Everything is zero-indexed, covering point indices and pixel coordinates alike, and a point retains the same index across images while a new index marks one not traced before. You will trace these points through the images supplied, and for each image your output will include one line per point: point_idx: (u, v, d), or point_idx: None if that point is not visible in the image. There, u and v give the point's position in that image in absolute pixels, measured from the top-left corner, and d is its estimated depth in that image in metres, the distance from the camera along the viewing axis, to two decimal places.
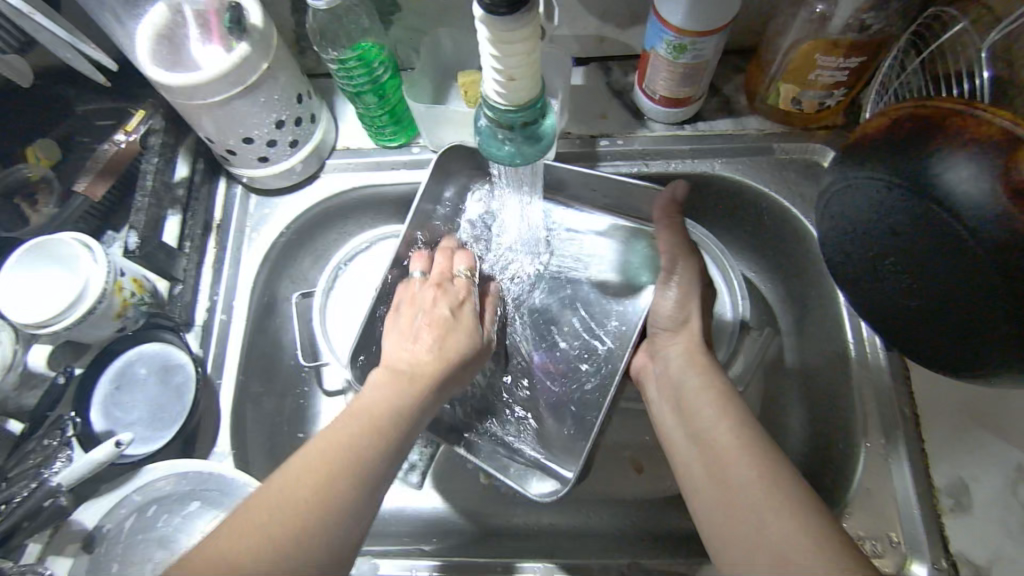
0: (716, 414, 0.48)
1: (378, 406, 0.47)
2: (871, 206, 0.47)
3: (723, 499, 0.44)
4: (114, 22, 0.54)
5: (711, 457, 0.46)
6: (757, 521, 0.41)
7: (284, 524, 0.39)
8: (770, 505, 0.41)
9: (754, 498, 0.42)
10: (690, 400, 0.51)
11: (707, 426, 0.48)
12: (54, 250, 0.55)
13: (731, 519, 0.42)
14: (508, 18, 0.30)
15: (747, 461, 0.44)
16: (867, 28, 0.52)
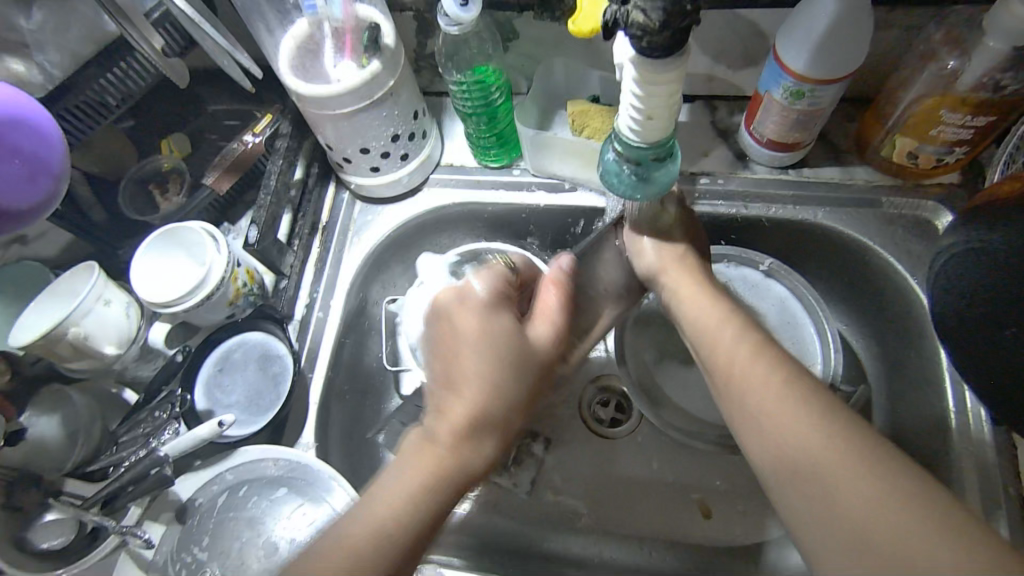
0: (771, 378, 0.43)
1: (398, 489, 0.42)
2: (992, 271, 0.48)
3: (797, 471, 0.39)
4: (264, 34, 0.59)
5: (720, 366, 0.46)
6: (839, 494, 0.37)
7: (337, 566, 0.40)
8: (852, 476, 0.37)
9: (761, 401, 0.42)
10: (690, 314, 0.50)
11: (711, 338, 0.48)
12: (181, 235, 0.59)
13: (808, 495, 0.38)
14: (661, 60, 0.31)
15: (817, 430, 0.39)
16: (1002, 88, 0.50)
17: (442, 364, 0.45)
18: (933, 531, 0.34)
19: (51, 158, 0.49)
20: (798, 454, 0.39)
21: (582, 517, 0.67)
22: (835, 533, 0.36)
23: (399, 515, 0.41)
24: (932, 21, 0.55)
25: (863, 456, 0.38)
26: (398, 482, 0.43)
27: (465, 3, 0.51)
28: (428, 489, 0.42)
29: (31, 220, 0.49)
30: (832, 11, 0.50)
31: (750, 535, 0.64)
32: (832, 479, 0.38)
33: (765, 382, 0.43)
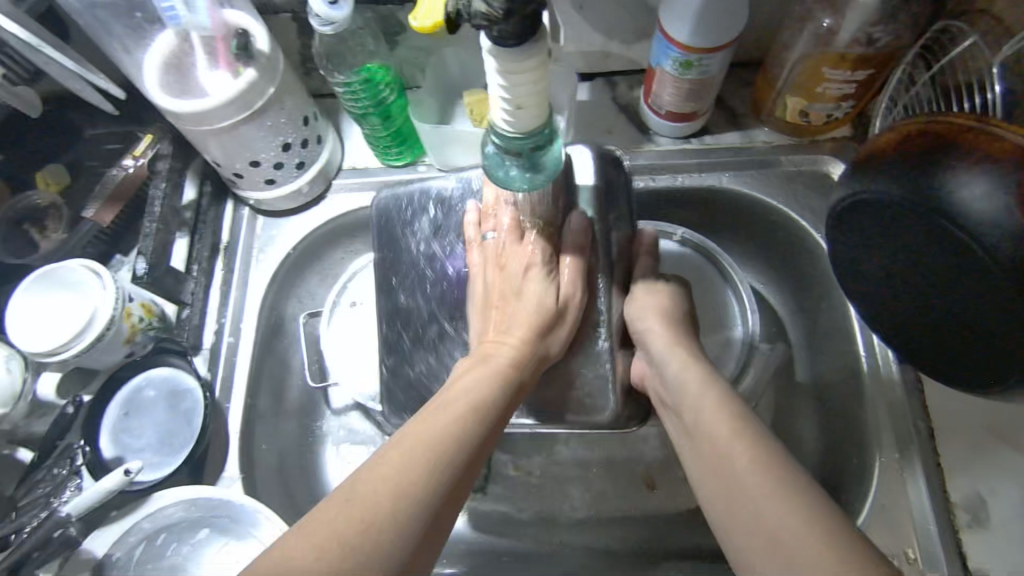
0: (746, 447, 0.43)
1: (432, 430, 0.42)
2: (888, 222, 0.47)
3: (711, 461, 0.45)
4: (123, 52, 0.54)
5: (714, 454, 0.45)
6: (733, 484, 0.43)
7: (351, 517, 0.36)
8: (749, 469, 0.42)
9: (754, 485, 0.41)
10: (686, 402, 0.49)
11: (704, 422, 0.47)
12: (58, 276, 0.55)
13: (716, 482, 0.44)
14: (515, 49, 0.30)
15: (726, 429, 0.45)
16: (875, 41, 0.52)
17: (500, 320, 0.52)
18: (814, 522, 0.38)
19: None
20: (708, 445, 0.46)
21: (530, 508, 0.67)
22: (732, 511, 0.42)
23: (421, 466, 0.39)
24: None
25: (757, 451, 0.43)
26: (422, 449, 0.40)
27: (335, 0, 0.49)
28: (455, 442, 0.42)
29: None
30: None
31: (693, 500, 0.65)
32: (746, 479, 0.42)
33: (695, 394, 0.49)
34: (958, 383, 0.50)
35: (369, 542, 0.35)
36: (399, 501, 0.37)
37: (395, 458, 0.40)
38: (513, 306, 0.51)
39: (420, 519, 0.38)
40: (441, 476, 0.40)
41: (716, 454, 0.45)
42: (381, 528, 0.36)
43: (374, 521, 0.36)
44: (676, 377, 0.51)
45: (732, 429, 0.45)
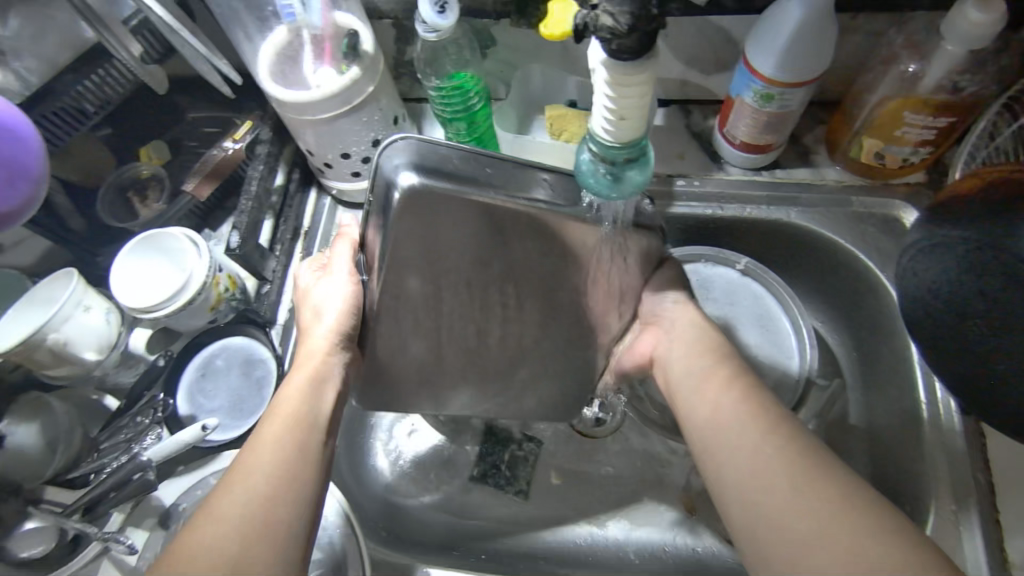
0: (807, 488, 0.39)
1: (286, 405, 0.45)
2: (963, 264, 0.49)
3: (764, 487, 0.41)
4: (245, 41, 0.59)
5: (763, 486, 0.41)
6: (776, 489, 0.40)
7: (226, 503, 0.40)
8: (795, 479, 0.40)
9: (831, 530, 0.37)
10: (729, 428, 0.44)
11: (751, 452, 0.42)
12: (162, 242, 0.59)
13: (747, 481, 0.41)
14: (628, 63, 0.32)
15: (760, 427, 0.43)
16: (960, 90, 0.53)
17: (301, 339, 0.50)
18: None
19: (30, 162, 0.49)
20: (738, 446, 0.43)
21: (567, 517, 0.68)
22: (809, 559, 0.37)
23: (275, 441, 0.43)
24: (893, 27, 0.57)
25: (817, 478, 0.39)
26: (270, 431, 0.44)
27: (443, 10, 0.52)
28: (301, 412, 0.45)
29: (8, 224, 0.50)
30: (798, 14, 0.51)
31: None
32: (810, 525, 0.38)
33: (723, 386, 0.46)
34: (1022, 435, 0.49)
35: (238, 513, 0.39)
36: (264, 474, 0.41)
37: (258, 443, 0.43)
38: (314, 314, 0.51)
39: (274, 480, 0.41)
40: (302, 449, 0.43)
41: (771, 483, 0.40)
42: (248, 496, 0.40)
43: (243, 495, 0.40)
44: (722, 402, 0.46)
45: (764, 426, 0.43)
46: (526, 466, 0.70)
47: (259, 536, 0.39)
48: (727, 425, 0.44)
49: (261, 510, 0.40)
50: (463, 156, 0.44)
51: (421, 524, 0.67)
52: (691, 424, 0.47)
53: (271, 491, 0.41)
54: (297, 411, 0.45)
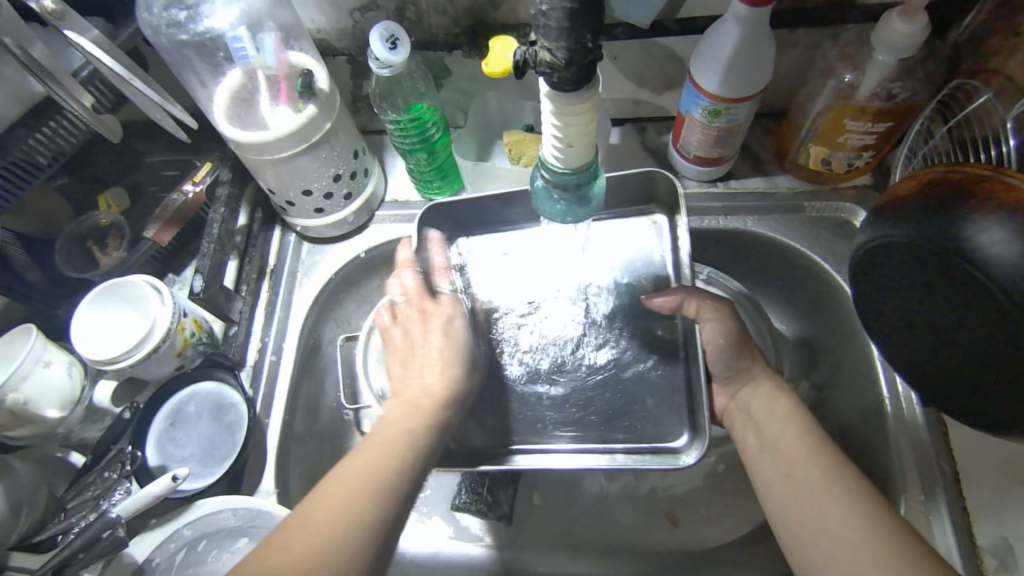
0: (839, 500, 0.45)
1: (402, 428, 0.49)
2: (912, 262, 0.48)
3: (797, 493, 0.47)
4: (199, 86, 0.59)
5: (801, 495, 0.47)
6: (819, 499, 0.46)
7: (349, 506, 0.43)
8: (843, 502, 0.45)
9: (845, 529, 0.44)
10: (784, 454, 0.50)
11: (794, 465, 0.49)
12: (123, 290, 0.58)
13: (796, 502, 0.47)
14: (573, 93, 0.34)
15: (811, 459, 0.48)
16: (893, 96, 0.55)
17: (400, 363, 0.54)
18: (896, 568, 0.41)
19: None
20: (786, 477, 0.48)
21: (551, 538, 0.67)
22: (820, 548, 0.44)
23: (386, 455, 0.46)
24: (828, 40, 0.59)
25: (851, 494, 0.45)
26: (383, 444, 0.47)
27: (393, 46, 0.53)
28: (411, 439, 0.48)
29: None
30: (736, 34, 0.53)
31: (715, 535, 0.66)
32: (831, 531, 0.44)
33: (782, 420, 0.52)
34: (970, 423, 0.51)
35: (353, 519, 0.42)
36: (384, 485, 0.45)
37: (372, 456, 0.46)
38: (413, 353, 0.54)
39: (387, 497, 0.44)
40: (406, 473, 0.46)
41: (806, 490, 0.47)
42: (368, 506, 0.43)
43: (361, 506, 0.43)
44: (773, 430, 0.52)
45: (813, 457, 0.48)
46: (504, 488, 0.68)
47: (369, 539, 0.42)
48: (789, 453, 0.49)
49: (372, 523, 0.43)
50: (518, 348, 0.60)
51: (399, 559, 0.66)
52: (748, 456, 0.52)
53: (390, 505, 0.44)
54: (410, 431, 0.49)
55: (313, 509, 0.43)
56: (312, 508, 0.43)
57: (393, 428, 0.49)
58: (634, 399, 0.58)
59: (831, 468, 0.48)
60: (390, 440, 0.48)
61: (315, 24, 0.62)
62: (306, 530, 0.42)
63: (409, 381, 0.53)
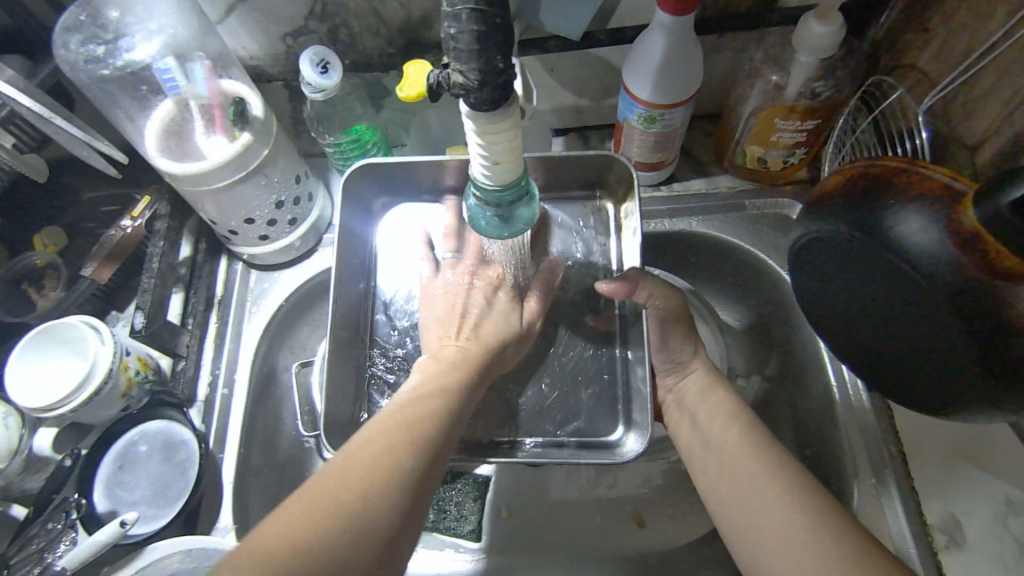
0: (773, 492, 0.45)
1: (432, 387, 0.51)
2: (842, 253, 0.49)
3: (734, 483, 0.47)
4: (125, 119, 0.57)
5: (738, 482, 0.47)
6: (759, 495, 0.45)
7: (400, 448, 0.44)
8: (779, 493, 0.45)
9: (778, 512, 0.44)
10: (722, 453, 0.49)
11: (730, 446, 0.49)
12: (59, 333, 0.56)
13: (736, 497, 0.46)
14: (491, 113, 0.34)
15: (748, 451, 0.48)
16: (818, 95, 0.57)
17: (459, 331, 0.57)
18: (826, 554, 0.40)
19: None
20: (726, 473, 0.48)
21: (522, 550, 0.67)
22: (759, 538, 0.44)
23: (436, 405, 0.49)
24: (754, 44, 0.61)
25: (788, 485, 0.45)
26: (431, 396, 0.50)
27: (325, 70, 0.53)
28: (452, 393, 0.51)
29: None
30: (662, 42, 0.54)
31: (682, 534, 0.67)
32: (767, 523, 0.44)
33: (722, 417, 0.51)
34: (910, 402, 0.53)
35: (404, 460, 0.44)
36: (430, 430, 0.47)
37: (413, 405, 0.48)
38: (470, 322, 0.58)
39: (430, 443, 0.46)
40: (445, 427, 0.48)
41: (737, 480, 0.47)
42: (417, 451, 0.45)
43: (407, 449, 0.45)
44: (710, 424, 0.51)
45: (750, 450, 0.48)
46: (473, 503, 0.68)
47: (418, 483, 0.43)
48: (726, 451, 0.49)
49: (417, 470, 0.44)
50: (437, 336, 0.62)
51: None
52: (692, 452, 0.52)
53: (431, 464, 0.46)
54: (446, 387, 0.51)
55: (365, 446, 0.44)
56: (365, 444, 0.44)
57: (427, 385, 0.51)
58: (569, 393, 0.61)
59: (767, 459, 0.47)
60: (432, 394, 0.50)
61: (247, 51, 0.61)
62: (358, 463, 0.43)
63: (444, 341, 0.57)
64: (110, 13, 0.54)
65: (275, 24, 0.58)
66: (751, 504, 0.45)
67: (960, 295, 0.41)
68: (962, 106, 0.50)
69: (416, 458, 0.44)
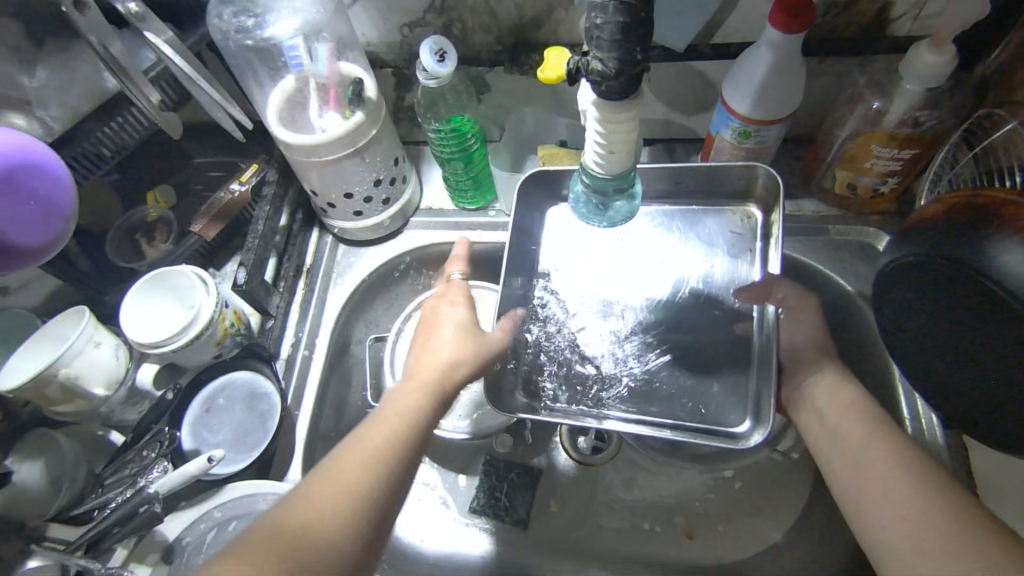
0: (901, 483, 0.43)
1: (399, 411, 0.50)
2: (933, 290, 0.50)
3: (856, 478, 0.46)
4: (256, 89, 0.63)
5: (861, 474, 0.46)
6: (885, 490, 0.44)
7: (346, 492, 0.43)
8: (901, 484, 0.43)
9: (909, 506, 0.42)
10: (848, 444, 0.48)
11: (850, 437, 0.49)
12: (170, 279, 0.61)
13: (867, 493, 0.45)
14: (620, 103, 0.36)
15: (868, 440, 0.47)
16: (920, 124, 0.57)
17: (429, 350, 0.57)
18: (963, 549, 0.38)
19: (60, 197, 0.48)
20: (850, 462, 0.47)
21: (568, 544, 0.68)
22: (891, 535, 0.42)
23: (393, 431, 0.48)
24: (857, 69, 0.61)
25: (915, 476, 0.43)
26: (387, 424, 0.49)
27: (441, 58, 0.56)
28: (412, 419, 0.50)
29: (29, 261, 0.48)
30: (768, 58, 0.55)
31: (732, 552, 0.66)
32: (901, 524, 0.41)
33: (844, 409, 0.51)
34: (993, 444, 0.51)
35: (346, 510, 0.42)
36: (380, 468, 0.46)
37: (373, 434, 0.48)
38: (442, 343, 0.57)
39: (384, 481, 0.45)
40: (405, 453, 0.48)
41: (862, 471, 0.46)
42: (375, 490, 0.44)
43: (365, 487, 0.44)
44: (836, 413, 0.51)
45: (869, 440, 0.47)
46: (522, 493, 0.70)
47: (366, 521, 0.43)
48: (852, 443, 0.48)
49: (368, 507, 0.43)
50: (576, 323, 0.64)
51: (419, 556, 0.67)
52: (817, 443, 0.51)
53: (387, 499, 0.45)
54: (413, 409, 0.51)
55: (311, 487, 0.43)
56: (310, 485, 0.44)
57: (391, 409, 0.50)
58: (700, 387, 0.61)
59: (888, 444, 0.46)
60: (390, 418, 0.49)
61: (366, 38, 0.66)
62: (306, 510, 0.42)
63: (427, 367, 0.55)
64: None
65: (395, 13, 0.62)
66: (883, 499, 0.43)
67: None
68: None
69: (365, 498, 0.44)
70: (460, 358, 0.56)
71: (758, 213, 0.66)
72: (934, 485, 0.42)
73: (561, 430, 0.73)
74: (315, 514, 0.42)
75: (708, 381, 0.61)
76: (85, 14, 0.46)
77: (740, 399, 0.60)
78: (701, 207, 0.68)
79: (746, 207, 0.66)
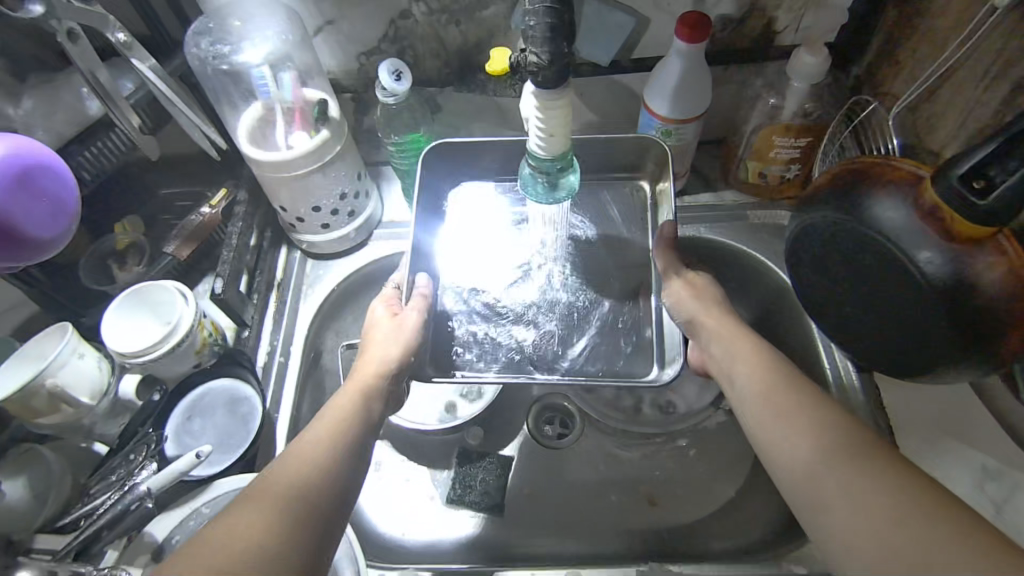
0: (821, 444, 0.44)
1: (342, 409, 0.51)
2: (831, 238, 0.57)
3: (778, 438, 0.46)
4: (229, 112, 0.69)
5: (780, 438, 0.46)
6: (810, 454, 0.44)
7: (298, 482, 0.44)
8: (818, 446, 0.44)
9: (832, 465, 0.43)
10: (759, 404, 0.49)
11: (765, 392, 0.49)
12: (150, 294, 0.65)
13: (792, 458, 0.45)
14: (554, 91, 0.43)
15: (772, 378, 0.50)
16: (809, 115, 0.67)
17: (369, 343, 0.58)
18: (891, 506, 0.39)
19: (66, 201, 0.52)
20: (792, 453, 0.45)
21: (542, 521, 0.72)
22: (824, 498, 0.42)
23: (336, 431, 0.48)
24: (754, 75, 0.72)
25: (835, 434, 0.44)
26: (330, 423, 0.49)
27: (399, 78, 0.63)
28: (350, 420, 0.50)
29: (40, 256, 0.52)
30: (680, 65, 0.64)
31: (692, 512, 0.72)
32: (829, 490, 0.42)
33: (754, 363, 0.52)
34: (895, 369, 0.59)
35: (299, 501, 0.43)
36: (328, 459, 0.46)
37: (321, 431, 0.48)
38: (375, 338, 0.58)
39: (331, 469, 0.46)
40: (348, 447, 0.48)
41: (784, 433, 0.46)
42: (320, 480, 0.45)
43: (311, 473, 0.45)
44: (738, 363, 0.53)
45: (782, 388, 0.49)
46: (496, 479, 0.73)
47: (316, 509, 0.43)
48: (767, 396, 0.49)
49: (322, 496, 0.44)
50: (494, 294, 0.68)
51: (401, 547, 0.70)
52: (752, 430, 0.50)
53: (341, 491, 0.45)
54: (352, 409, 0.51)
55: (266, 481, 0.44)
56: (265, 481, 0.44)
57: (334, 407, 0.51)
58: (609, 336, 0.66)
59: (831, 429, 0.44)
60: (327, 420, 0.49)
61: (327, 68, 0.73)
62: (263, 497, 0.42)
63: (375, 358, 0.56)
64: (234, 23, 0.66)
65: (354, 44, 0.70)
66: (810, 466, 0.44)
67: (927, 270, 0.49)
68: (929, 118, 0.61)
69: (318, 489, 0.44)
70: (398, 355, 0.57)
71: (647, 185, 0.73)
72: (849, 440, 0.43)
73: (529, 417, 0.77)
74: (266, 507, 0.41)
75: (618, 328, 0.66)
76: (76, 43, 0.51)
77: (647, 343, 0.66)
78: (597, 181, 0.74)
79: (636, 179, 0.74)
